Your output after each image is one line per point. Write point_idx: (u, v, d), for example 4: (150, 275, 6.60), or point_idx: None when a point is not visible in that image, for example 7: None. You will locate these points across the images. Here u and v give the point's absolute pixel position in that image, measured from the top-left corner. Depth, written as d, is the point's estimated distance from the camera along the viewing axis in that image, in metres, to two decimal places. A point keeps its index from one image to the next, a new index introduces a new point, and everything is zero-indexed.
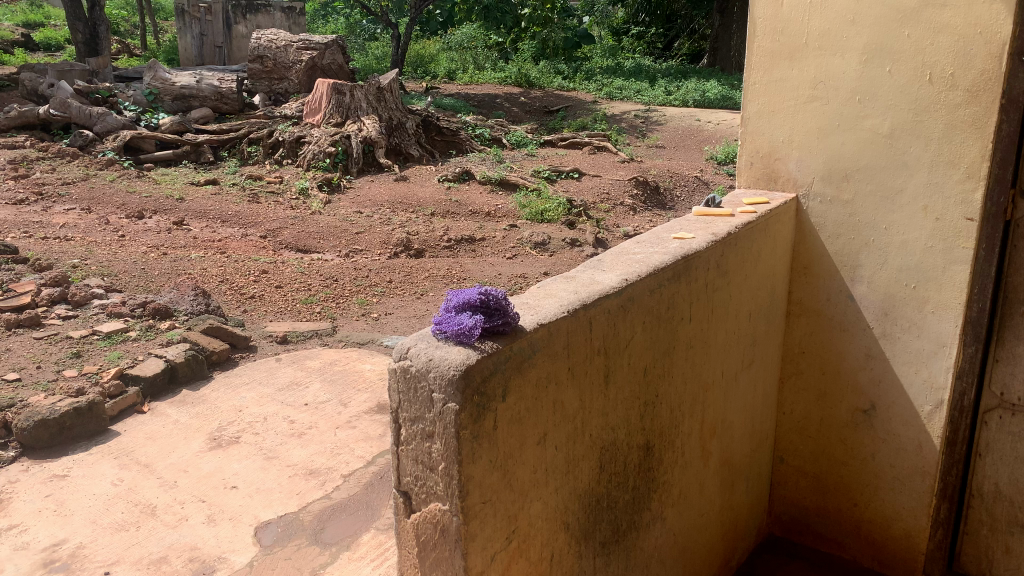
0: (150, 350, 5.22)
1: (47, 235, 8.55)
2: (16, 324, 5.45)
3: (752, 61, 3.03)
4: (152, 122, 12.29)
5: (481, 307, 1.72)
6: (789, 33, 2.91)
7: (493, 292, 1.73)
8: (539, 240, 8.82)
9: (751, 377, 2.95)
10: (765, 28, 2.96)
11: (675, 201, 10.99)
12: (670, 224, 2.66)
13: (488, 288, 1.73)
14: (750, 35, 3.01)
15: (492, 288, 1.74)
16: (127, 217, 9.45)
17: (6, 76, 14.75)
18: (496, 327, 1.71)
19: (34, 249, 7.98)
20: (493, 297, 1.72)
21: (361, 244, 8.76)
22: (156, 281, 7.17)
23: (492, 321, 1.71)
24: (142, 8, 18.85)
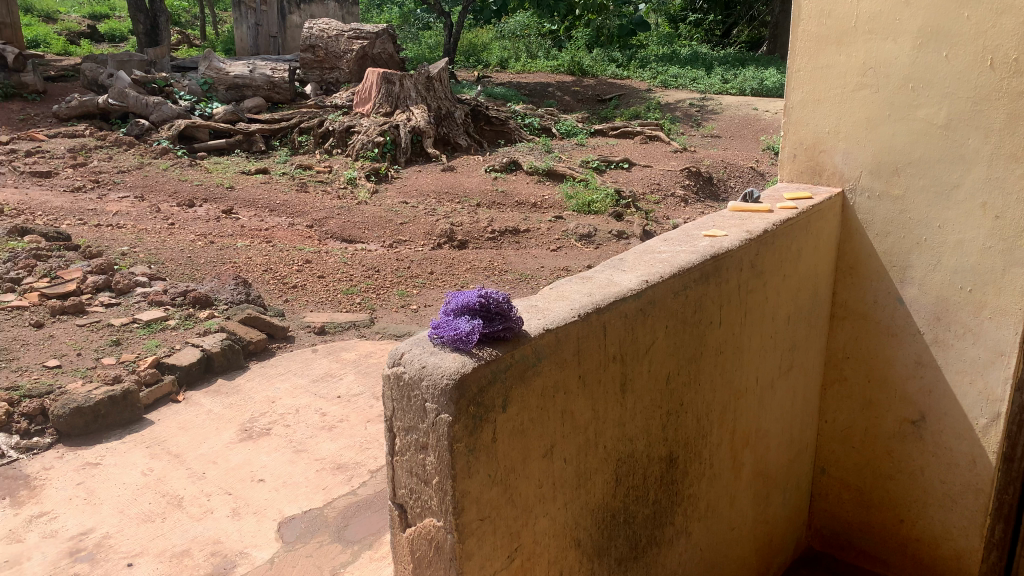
0: (188, 339, 5.25)
1: (100, 223, 8.72)
2: (61, 311, 5.54)
3: (796, 47, 2.83)
4: (205, 111, 12.47)
5: (482, 310, 1.60)
6: (836, 15, 2.70)
7: (496, 295, 1.61)
8: (585, 232, 8.66)
9: (790, 384, 2.77)
10: (810, 10, 2.76)
11: (728, 193, 10.68)
12: (701, 221, 2.49)
13: (491, 290, 1.61)
14: (794, 18, 2.81)
15: (494, 291, 1.62)
16: (179, 205, 9.58)
17: (70, 66, 15.15)
18: (498, 333, 1.59)
19: (87, 236, 8.14)
20: (495, 300, 1.60)
21: (405, 235, 8.71)
22: (201, 270, 7.24)
23: (492, 327, 1.59)
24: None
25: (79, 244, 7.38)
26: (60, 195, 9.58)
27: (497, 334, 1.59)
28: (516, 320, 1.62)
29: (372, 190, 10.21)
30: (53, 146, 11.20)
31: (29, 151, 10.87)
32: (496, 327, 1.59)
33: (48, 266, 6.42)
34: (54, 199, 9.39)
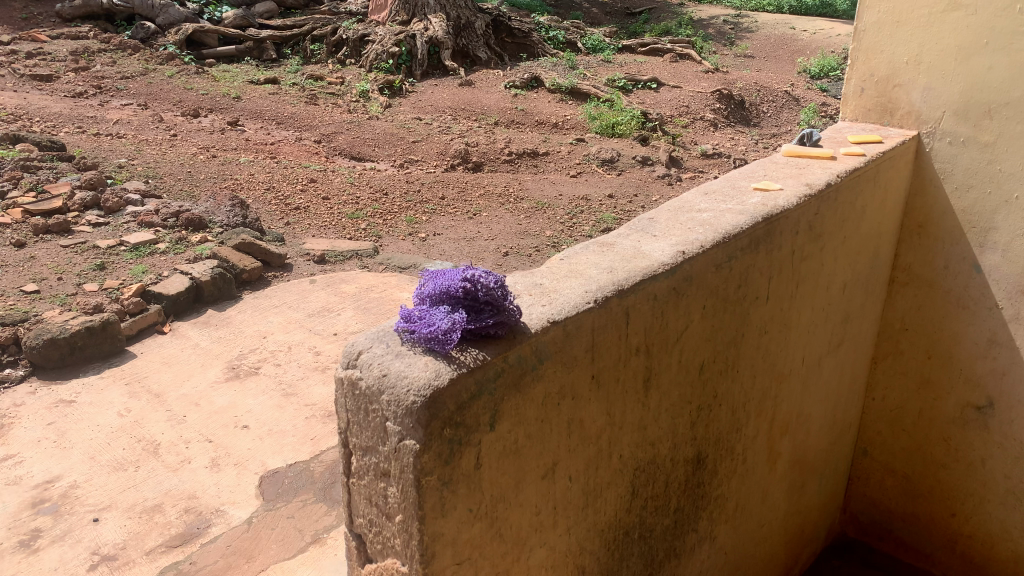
0: (176, 266, 4.90)
1: (100, 131, 8.28)
2: (45, 230, 5.20)
3: None
4: (214, 16, 11.80)
5: (465, 296, 1.21)
6: None
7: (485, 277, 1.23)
8: (608, 157, 8.13)
9: (838, 361, 2.38)
10: None
11: (760, 117, 10.03)
12: (749, 169, 2.05)
13: (479, 269, 1.22)
14: None
15: (484, 270, 1.23)
16: (182, 114, 9.10)
17: None
18: (486, 329, 1.20)
19: (84, 146, 7.71)
20: (484, 281, 1.22)
21: (417, 155, 8.21)
22: (200, 188, 6.83)
23: (477, 319, 1.20)
24: None
25: (73, 155, 6.97)
26: (60, 100, 9.12)
27: (484, 332, 1.20)
28: (513, 311, 1.23)
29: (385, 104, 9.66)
30: (55, 47, 10.66)
31: (29, 52, 10.33)
32: (482, 319, 1.20)
33: (35, 179, 6.03)
34: (52, 104, 8.94)
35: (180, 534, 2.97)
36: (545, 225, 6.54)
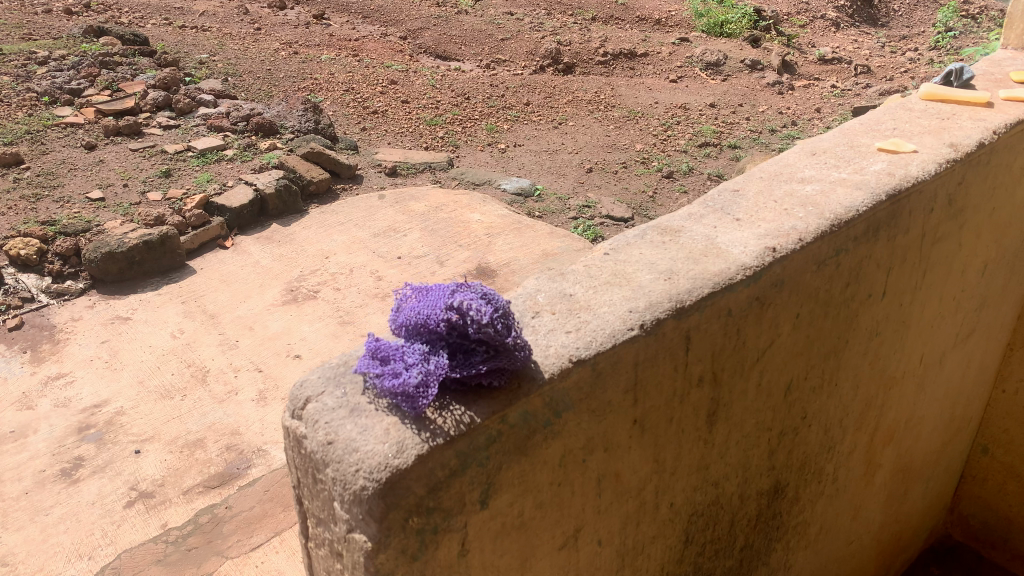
0: (241, 176, 4.70)
1: (185, 21, 8.06)
2: (116, 132, 5.08)
3: None
4: None
5: (452, 330, 0.88)
6: None
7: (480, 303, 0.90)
8: (713, 61, 7.37)
9: (966, 353, 1.94)
10: None
11: (892, 16, 8.90)
12: (874, 119, 1.60)
13: (478, 293, 0.89)
14: None
15: (484, 289, 0.91)
16: (268, 7, 8.75)
17: None
18: (477, 377, 0.88)
19: (166, 38, 7.52)
20: (483, 307, 0.89)
21: (505, 55, 7.65)
22: (278, 87, 6.55)
23: (466, 364, 0.88)
24: None
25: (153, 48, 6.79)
26: None
27: (475, 383, 0.88)
28: (521, 352, 0.89)
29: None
30: None
31: None
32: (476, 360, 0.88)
33: (113, 74, 5.89)
34: None
35: (219, 474, 2.85)
36: (637, 138, 5.99)
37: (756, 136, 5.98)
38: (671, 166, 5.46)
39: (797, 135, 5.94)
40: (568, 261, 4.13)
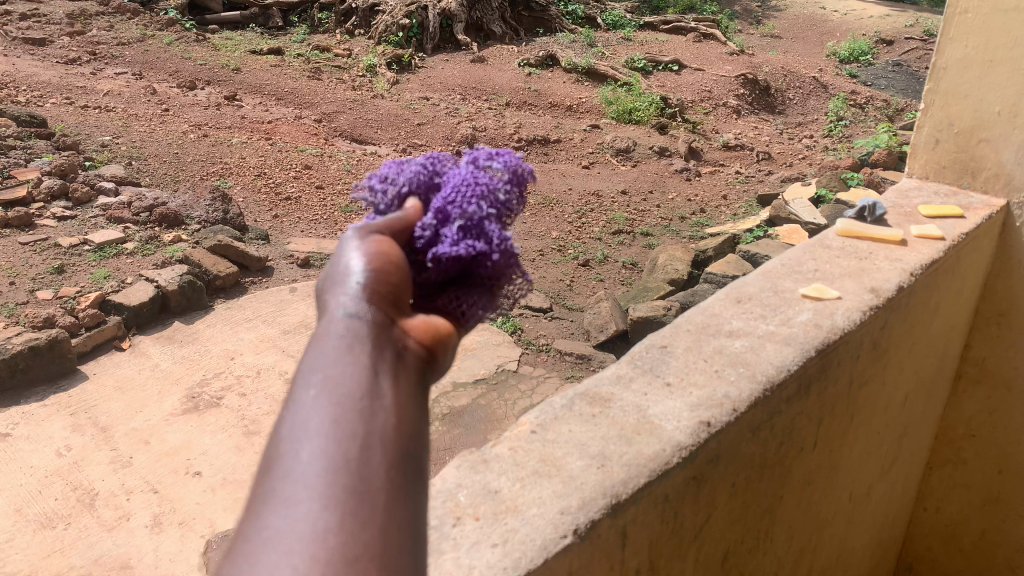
0: (142, 272, 4.45)
1: (87, 60, 7.30)
2: (4, 224, 4.75)
3: None
4: None
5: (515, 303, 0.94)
6: None
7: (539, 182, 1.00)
8: (623, 146, 7.23)
9: (891, 479, 1.92)
10: None
11: (788, 105, 8.79)
12: (798, 256, 1.60)
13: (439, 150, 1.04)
14: None
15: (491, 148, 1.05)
16: (178, 86, 7.18)
17: None
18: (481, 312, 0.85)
19: (42, 73, 6.83)
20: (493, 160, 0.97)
21: (421, 137, 7.02)
22: (182, 156, 6.04)
23: (463, 280, 0.87)
24: None
25: (52, 131, 5.77)
26: (46, 65, 7.08)
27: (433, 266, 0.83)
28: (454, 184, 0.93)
29: (393, 62, 8.34)
30: (52, 8, 8.32)
31: (23, 12, 8.07)
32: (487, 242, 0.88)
33: (5, 159, 5.32)
34: (41, 70, 6.93)
35: None
36: (553, 224, 5.94)
37: (667, 223, 6.06)
38: (586, 254, 5.45)
39: (706, 222, 6.07)
40: (487, 357, 4.02)
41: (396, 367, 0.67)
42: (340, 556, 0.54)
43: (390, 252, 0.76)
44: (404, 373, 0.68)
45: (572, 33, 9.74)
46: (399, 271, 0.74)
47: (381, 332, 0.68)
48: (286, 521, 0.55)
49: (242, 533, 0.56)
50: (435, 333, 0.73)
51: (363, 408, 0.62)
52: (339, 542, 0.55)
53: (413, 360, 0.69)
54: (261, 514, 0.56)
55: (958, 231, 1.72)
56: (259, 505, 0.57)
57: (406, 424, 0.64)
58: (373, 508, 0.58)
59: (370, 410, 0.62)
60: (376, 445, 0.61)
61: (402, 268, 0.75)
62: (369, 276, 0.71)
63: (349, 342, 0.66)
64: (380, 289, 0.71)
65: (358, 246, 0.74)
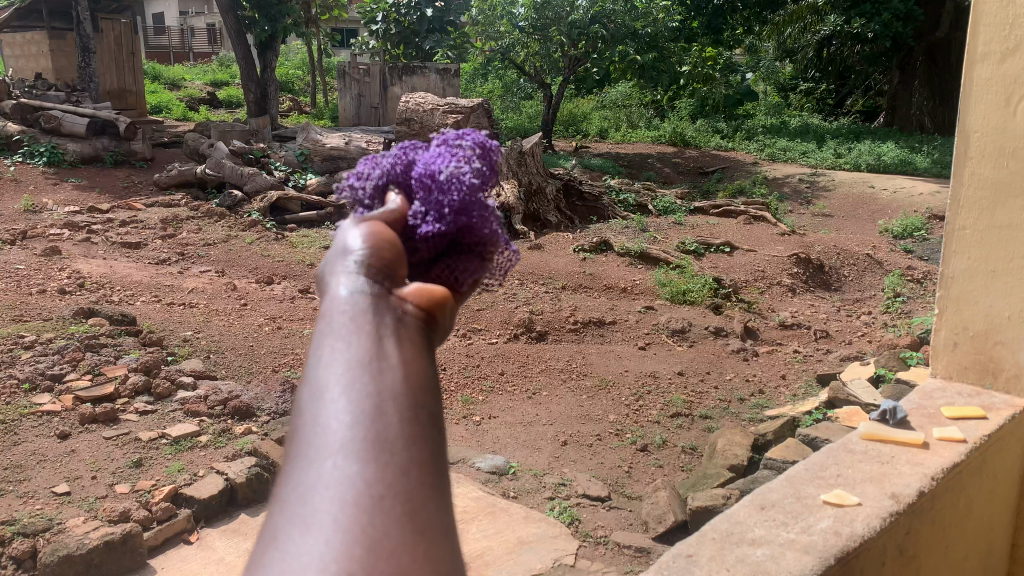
0: (213, 463, 4.22)
1: (176, 260, 7.91)
2: (91, 420, 4.49)
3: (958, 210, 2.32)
4: (300, 182, 10.47)
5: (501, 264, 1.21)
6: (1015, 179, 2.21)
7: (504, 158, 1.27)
8: (678, 327, 6.94)
9: None
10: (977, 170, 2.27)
11: (843, 281, 8.85)
12: (821, 458, 1.70)
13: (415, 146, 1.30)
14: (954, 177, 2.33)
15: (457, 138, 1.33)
16: (256, 282, 7.51)
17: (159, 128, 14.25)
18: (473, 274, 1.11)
19: (134, 272, 7.34)
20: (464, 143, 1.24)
21: (481, 321, 6.84)
22: (258, 348, 5.83)
23: (453, 251, 1.12)
24: (315, 66, 17.88)
25: (140, 327, 5.76)
26: (142, 266, 7.60)
27: (423, 243, 1.08)
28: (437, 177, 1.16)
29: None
30: (148, 215, 9.17)
31: (124, 220, 8.88)
32: (468, 217, 1.13)
33: (97, 355, 5.21)
34: (133, 270, 7.43)
35: None
36: (609, 409, 5.51)
37: (726, 405, 5.67)
38: (644, 437, 5.17)
39: (766, 403, 5.69)
40: (545, 549, 3.94)
41: (395, 326, 0.90)
42: (361, 484, 0.78)
43: (381, 231, 0.99)
44: (404, 330, 0.90)
45: (624, 220, 10.23)
46: (390, 246, 0.97)
47: (378, 302, 0.92)
48: (321, 465, 0.79)
49: (294, 474, 0.81)
50: (428, 289, 0.95)
51: (375, 368, 0.85)
52: (363, 473, 0.78)
53: (411, 319, 0.92)
54: (304, 463, 0.80)
55: (980, 432, 1.79)
56: (303, 456, 0.81)
57: (412, 373, 0.87)
58: (390, 447, 0.81)
59: (375, 371, 0.85)
60: (385, 396, 0.84)
61: (392, 240, 0.98)
62: (361, 256, 0.95)
63: (350, 315, 0.90)
64: (372, 265, 0.94)
65: (353, 235, 0.98)
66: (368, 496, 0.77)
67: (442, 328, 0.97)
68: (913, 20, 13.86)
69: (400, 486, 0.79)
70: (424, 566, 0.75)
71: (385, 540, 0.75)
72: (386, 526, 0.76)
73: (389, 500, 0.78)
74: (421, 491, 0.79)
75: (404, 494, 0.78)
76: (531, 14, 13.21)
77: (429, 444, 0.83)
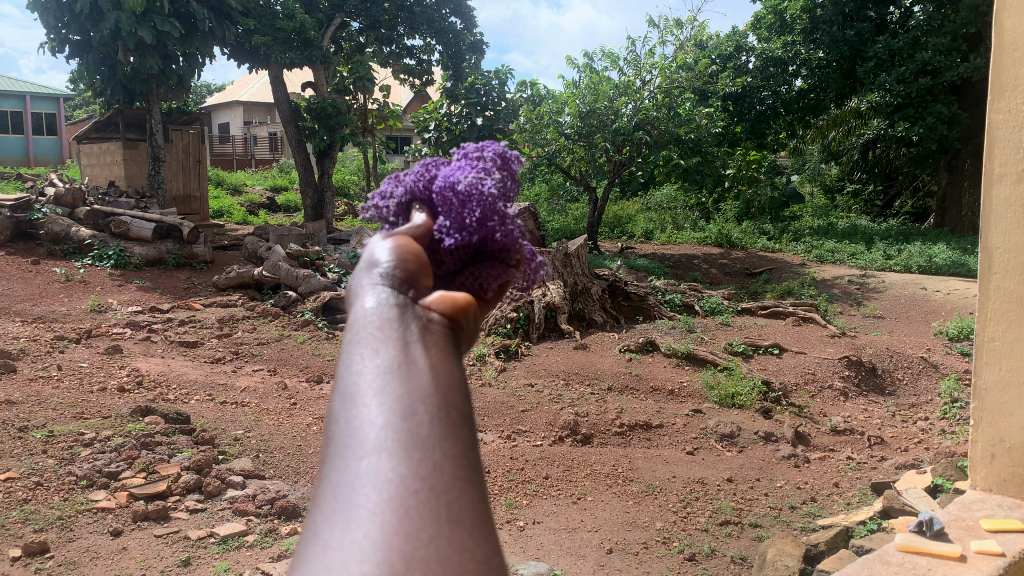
0: (259, 564, 4.10)
1: (230, 358, 8.18)
2: (143, 517, 4.55)
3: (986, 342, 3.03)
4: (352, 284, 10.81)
5: (524, 264, 1.39)
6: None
7: (521, 162, 1.50)
8: (727, 431, 6.84)
9: None
10: (996, 313, 3.01)
11: (897, 385, 8.69)
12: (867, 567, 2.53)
13: (440, 156, 1.52)
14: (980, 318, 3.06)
15: (482, 143, 1.55)
16: (306, 380, 7.70)
17: (220, 232, 14.92)
18: (495, 280, 1.29)
19: (190, 371, 7.60)
20: (488, 154, 1.48)
21: (525, 423, 6.84)
22: (304, 448, 5.90)
23: (479, 259, 1.30)
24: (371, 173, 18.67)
25: (193, 426, 5.89)
26: (198, 365, 7.88)
27: (448, 255, 1.26)
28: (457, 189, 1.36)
29: (500, 351, 8.75)
30: (206, 315, 9.55)
31: (183, 320, 9.25)
32: (490, 228, 1.33)
33: (152, 454, 5.32)
34: (190, 368, 7.70)
35: None
36: (657, 514, 5.33)
37: (776, 513, 5.44)
38: (692, 546, 4.87)
39: (818, 512, 5.48)
40: None
41: (421, 333, 1.02)
42: (396, 477, 0.87)
43: (404, 245, 1.13)
44: (430, 337, 1.02)
45: (670, 320, 10.28)
46: (413, 258, 1.11)
47: (404, 311, 1.04)
48: (359, 462, 0.89)
49: (334, 473, 0.90)
50: (449, 298, 1.08)
51: (404, 373, 0.96)
52: (396, 468, 0.88)
53: (436, 326, 1.04)
54: (344, 461, 0.90)
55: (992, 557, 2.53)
56: (342, 457, 0.91)
57: (437, 378, 0.97)
58: (421, 446, 0.90)
59: (405, 375, 0.96)
60: (415, 400, 0.94)
61: (414, 252, 1.12)
62: (387, 268, 1.08)
63: (379, 324, 1.01)
64: (397, 276, 1.07)
65: (383, 248, 1.11)
66: (403, 487, 0.86)
67: (465, 334, 1.09)
68: (958, 124, 14.00)
69: (433, 479, 0.88)
70: (460, 550, 0.83)
71: (420, 528, 0.83)
72: (420, 517, 0.84)
73: (423, 491, 0.87)
74: (453, 484, 0.89)
75: (437, 485, 0.87)
76: (576, 122, 13.56)
77: (458, 440, 0.93)
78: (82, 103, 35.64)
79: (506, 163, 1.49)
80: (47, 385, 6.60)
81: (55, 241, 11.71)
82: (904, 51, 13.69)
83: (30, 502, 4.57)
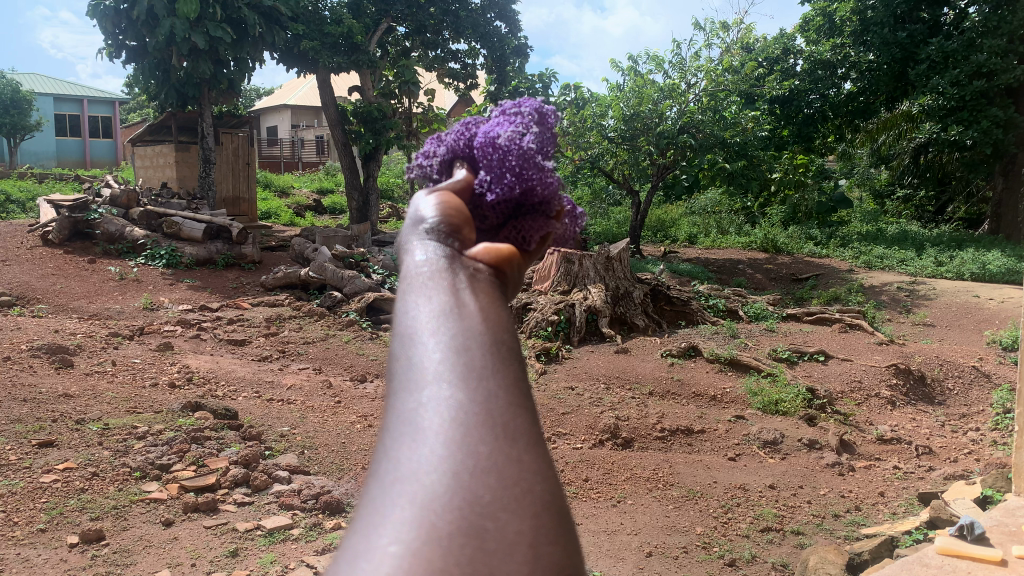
0: (304, 556, 4.21)
1: (277, 356, 8.36)
2: (193, 508, 4.70)
3: None
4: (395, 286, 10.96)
5: (563, 216, 1.51)
6: None
7: (557, 117, 1.62)
8: (770, 438, 6.79)
9: None
10: None
11: (947, 395, 8.51)
12: (909, 565, 2.76)
13: (480, 116, 1.64)
14: None
15: (519, 100, 1.67)
16: (351, 380, 7.84)
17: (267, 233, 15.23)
18: (537, 231, 1.41)
19: (238, 368, 7.80)
20: (525, 112, 1.60)
21: (564, 426, 6.87)
22: (348, 446, 6.01)
23: (520, 214, 1.41)
24: None
25: (241, 422, 6.05)
26: (246, 362, 8.07)
27: (491, 210, 1.36)
28: (497, 139, 1.48)
29: (541, 354, 8.79)
30: (254, 314, 9.77)
31: (231, 318, 9.48)
32: (529, 183, 1.45)
33: (202, 448, 5.48)
34: (238, 366, 7.89)
35: None
36: (697, 519, 5.31)
37: (819, 521, 5.39)
38: (733, 551, 4.86)
39: (863, 520, 5.41)
40: None
41: (469, 282, 1.08)
42: (457, 400, 0.91)
43: (447, 204, 1.20)
44: (477, 285, 1.08)
45: (714, 325, 10.22)
46: (456, 214, 1.18)
47: (453, 262, 1.10)
48: (419, 393, 0.93)
49: (398, 404, 0.95)
50: (493, 250, 1.14)
51: (459, 314, 1.01)
52: (458, 395, 0.92)
53: (483, 275, 1.10)
54: (405, 394, 0.94)
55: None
56: (404, 389, 0.95)
57: (487, 318, 1.02)
58: (478, 375, 0.95)
59: (459, 316, 1.00)
60: (471, 336, 0.98)
61: (458, 209, 1.19)
62: (433, 224, 1.15)
63: (430, 274, 1.07)
64: (441, 230, 1.14)
65: (428, 205, 1.20)
66: (463, 411, 0.90)
67: (508, 283, 1.15)
68: (1014, 127, 13.64)
69: (490, 404, 0.92)
70: (517, 463, 0.88)
71: (481, 447, 0.88)
72: (481, 437, 0.89)
73: (481, 415, 0.91)
74: (509, 408, 0.93)
75: (494, 408, 0.92)
76: (619, 125, 13.49)
77: (509, 369, 0.98)
78: (136, 106, 36.65)
79: (543, 118, 1.61)
80: (103, 379, 6.84)
81: (110, 240, 12.08)
82: (957, 53, 13.36)
83: (87, 491, 4.75)
